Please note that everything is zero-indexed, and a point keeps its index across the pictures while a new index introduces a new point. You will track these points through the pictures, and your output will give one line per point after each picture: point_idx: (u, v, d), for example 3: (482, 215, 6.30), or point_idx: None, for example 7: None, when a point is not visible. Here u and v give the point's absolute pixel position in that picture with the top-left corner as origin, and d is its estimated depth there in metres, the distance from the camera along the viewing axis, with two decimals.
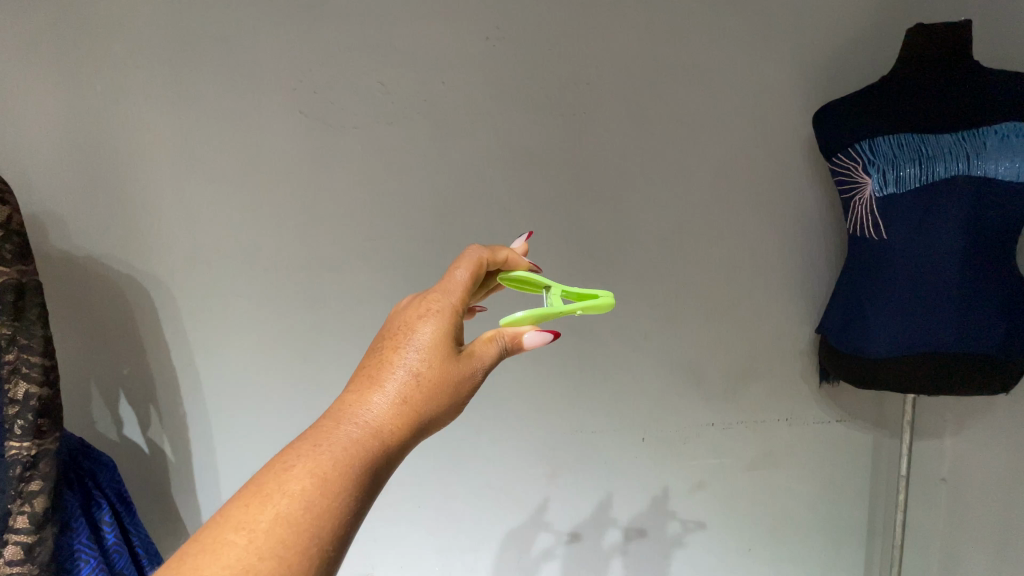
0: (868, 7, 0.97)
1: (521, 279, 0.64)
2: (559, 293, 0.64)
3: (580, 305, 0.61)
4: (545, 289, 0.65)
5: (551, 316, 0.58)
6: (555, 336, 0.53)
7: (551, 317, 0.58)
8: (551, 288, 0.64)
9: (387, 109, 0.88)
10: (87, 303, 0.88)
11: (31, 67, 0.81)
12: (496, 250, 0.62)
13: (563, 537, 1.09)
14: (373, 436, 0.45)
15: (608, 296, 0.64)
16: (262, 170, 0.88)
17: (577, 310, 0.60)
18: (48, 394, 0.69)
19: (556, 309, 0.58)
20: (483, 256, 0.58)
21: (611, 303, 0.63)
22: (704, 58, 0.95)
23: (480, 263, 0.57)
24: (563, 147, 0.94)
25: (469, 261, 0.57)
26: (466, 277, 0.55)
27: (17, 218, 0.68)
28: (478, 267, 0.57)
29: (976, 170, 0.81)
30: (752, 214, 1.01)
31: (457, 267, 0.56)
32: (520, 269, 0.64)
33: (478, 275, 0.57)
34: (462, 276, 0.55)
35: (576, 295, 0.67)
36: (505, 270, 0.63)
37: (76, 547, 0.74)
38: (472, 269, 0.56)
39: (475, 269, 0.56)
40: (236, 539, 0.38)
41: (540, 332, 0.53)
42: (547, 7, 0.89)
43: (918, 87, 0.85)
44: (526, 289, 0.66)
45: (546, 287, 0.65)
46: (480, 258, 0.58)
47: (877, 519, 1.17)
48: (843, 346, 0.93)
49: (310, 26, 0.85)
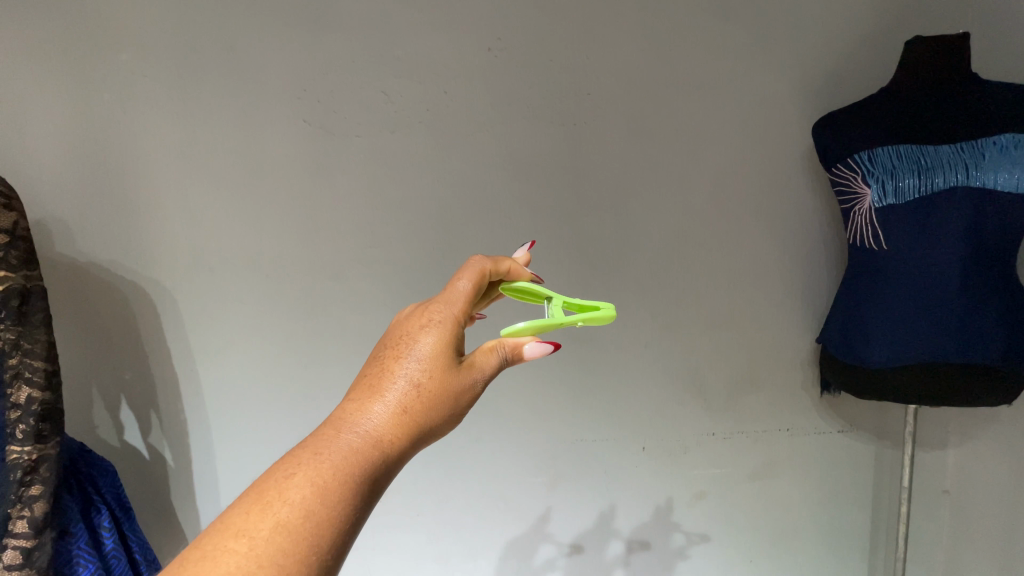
0: (865, 20, 0.98)
1: (524, 289, 0.64)
2: (560, 303, 0.65)
3: (581, 315, 0.61)
4: (547, 300, 0.66)
5: (553, 327, 0.58)
6: (557, 347, 0.53)
7: (552, 328, 0.58)
8: (552, 298, 0.65)
9: (390, 119, 0.89)
10: (90, 309, 0.88)
11: (40, 74, 0.82)
12: (499, 260, 0.62)
13: (565, 549, 1.09)
14: (373, 445, 0.45)
15: (609, 308, 0.64)
16: (265, 177, 0.89)
17: (577, 320, 0.60)
18: (49, 399, 0.69)
19: (557, 320, 0.58)
20: (485, 266, 0.59)
21: (612, 315, 0.63)
22: (704, 70, 0.96)
23: (483, 273, 0.58)
24: (564, 156, 0.94)
25: (472, 271, 0.57)
26: (469, 287, 0.55)
27: (23, 224, 0.69)
28: (480, 277, 0.57)
29: (976, 181, 0.81)
30: (752, 223, 1.02)
31: (459, 278, 0.56)
32: (522, 279, 0.64)
33: (481, 285, 0.57)
34: (464, 286, 0.55)
35: (577, 306, 0.67)
36: (508, 280, 0.63)
37: (75, 553, 0.74)
38: (474, 279, 0.56)
39: (478, 278, 0.57)
40: (236, 547, 0.38)
41: (541, 343, 0.53)
42: (549, 19, 0.90)
43: (916, 99, 0.86)
44: (527, 300, 0.66)
45: (548, 297, 0.65)
46: (483, 268, 0.58)
47: (880, 531, 1.16)
48: (844, 356, 0.93)
49: (315, 35, 0.86)
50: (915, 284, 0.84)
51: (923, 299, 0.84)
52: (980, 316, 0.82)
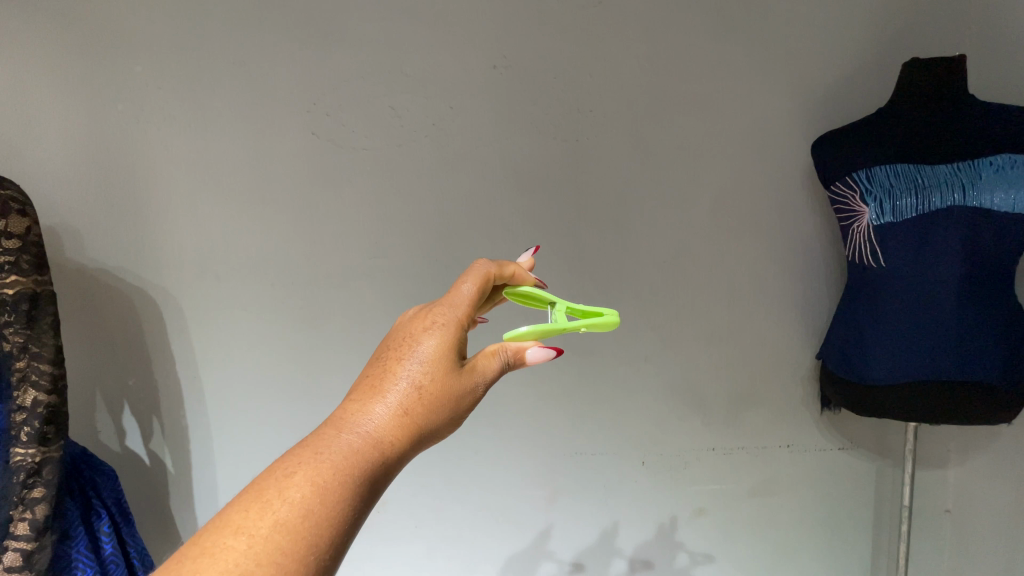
0: (864, 41, 1.00)
1: (528, 295, 0.64)
2: (563, 309, 0.65)
3: (584, 322, 0.62)
4: (551, 306, 0.67)
5: (555, 333, 0.59)
6: (559, 352, 0.54)
7: (555, 333, 0.59)
8: (556, 305, 0.66)
9: (397, 132, 0.91)
10: (98, 315, 0.90)
11: (58, 85, 0.84)
12: (503, 265, 0.62)
13: (566, 567, 1.08)
14: (373, 447, 0.45)
15: (612, 314, 0.65)
16: (273, 187, 0.90)
17: (580, 327, 0.61)
18: (55, 402, 0.70)
19: (560, 325, 0.59)
20: (490, 270, 0.59)
21: (616, 321, 0.63)
22: (704, 88, 0.98)
23: (487, 277, 0.58)
24: (566, 171, 0.96)
25: (477, 275, 0.58)
26: (473, 291, 0.56)
27: (36, 230, 0.71)
28: (484, 281, 0.58)
29: (972, 201, 0.82)
30: (751, 239, 1.03)
31: (464, 281, 0.57)
32: (526, 284, 0.65)
33: (485, 289, 0.57)
34: (468, 290, 0.56)
35: (581, 312, 0.68)
36: (512, 286, 0.64)
37: (74, 556, 0.74)
38: (478, 283, 0.57)
39: (482, 282, 0.57)
40: (235, 544, 0.38)
41: (543, 348, 0.54)
42: (553, 37, 0.93)
43: (915, 118, 0.88)
44: (531, 305, 0.67)
45: (551, 303, 0.66)
46: (488, 272, 0.59)
47: (883, 551, 1.15)
48: (844, 371, 0.93)
49: (326, 51, 0.88)
50: (914, 301, 0.85)
51: (923, 315, 0.84)
52: (980, 333, 0.83)
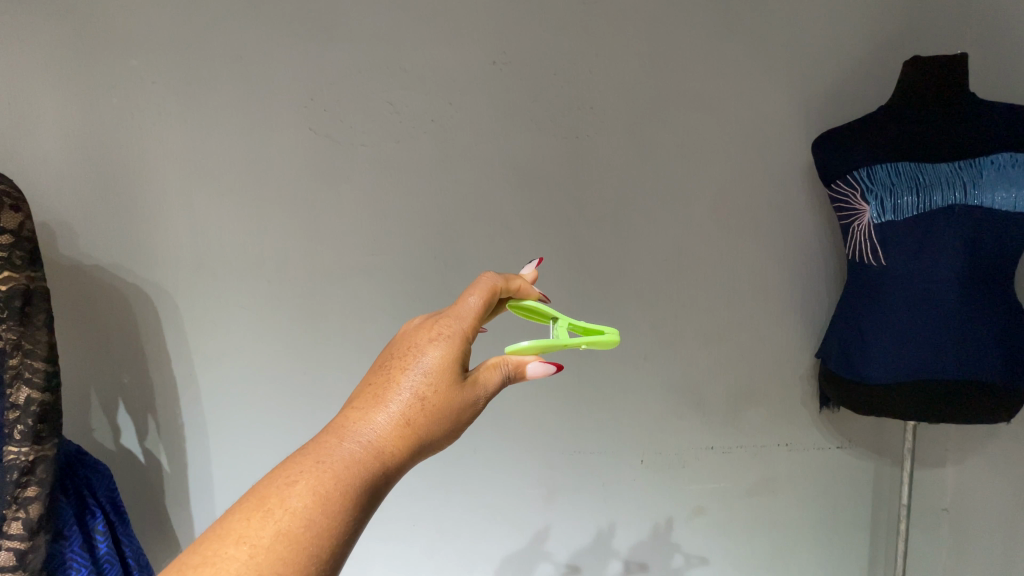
0: (865, 39, 1.00)
1: (532, 308, 0.64)
2: (565, 325, 0.65)
3: (585, 339, 0.61)
4: (552, 321, 0.66)
5: (557, 348, 0.59)
6: (559, 368, 0.53)
7: (557, 347, 0.58)
8: (558, 320, 0.65)
9: (395, 129, 0.90)
10: (92, 312, 0.89)
11: (49, 77, 0.83)
12: (510, 278, 0.62)
13: (562, 568, 1.08)
14: (374, 457, 0.45)
15: (613, 333, 0.64)
16: (269, 183, 0.89)
17: (581, 344, 0.60)
18: (48, 399, 0.69)
19: (561, 340, 0.58)
20: (497, 283, 0.59)
21: (616, 340, 0.63)
22: (705, 85, 0.97)
23: (494, 290, 0.58)
24: (565, 168, 0.95)
25: (483, 287, 0.57)
26: (479, 303, 0.55)
27: (29, 225, 0.69)
28: (491, 294, 0.57)
29: (974, 200, 0.82)
30: (752, 238, 1.02)
31: (470, 293, 0.56)
32: (531, 298, 0.64)
33: (491, 302, 0.57)
34: (475, 302, 0.55)
35: (582, 329, 0.67)
36: (516, 299, 0.63)
37: (68, 556, 0.73)
38: (485, 296, 0.56)
39: (488, 296, 0.56)
40: (236, 554, 0.38)
41: (544, 363, 0.54)
42: (553, 33, 0.92)
43: (916, 117, 0.87)
44: (534, 319, 0.66)
45: (554, 318, 0.66)
46: (494, 285, 0.58)
47: (880, 550, 1.15)
48: (843, 371, 0.93)
49: (323, 45, 0.87)
50: (914, 301, 0.85)
51: (923, 316, 0.84)
52: (981, 334, 0.82)
